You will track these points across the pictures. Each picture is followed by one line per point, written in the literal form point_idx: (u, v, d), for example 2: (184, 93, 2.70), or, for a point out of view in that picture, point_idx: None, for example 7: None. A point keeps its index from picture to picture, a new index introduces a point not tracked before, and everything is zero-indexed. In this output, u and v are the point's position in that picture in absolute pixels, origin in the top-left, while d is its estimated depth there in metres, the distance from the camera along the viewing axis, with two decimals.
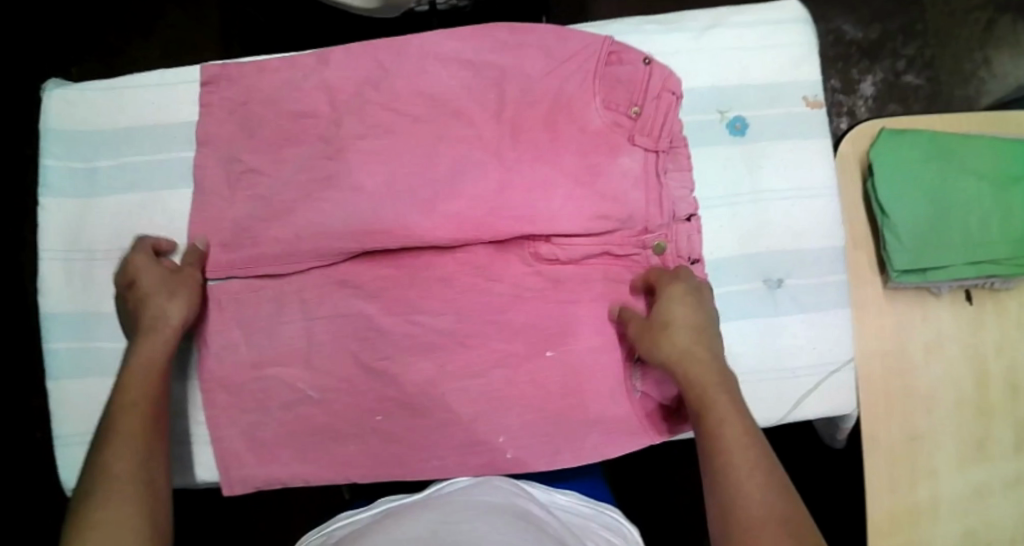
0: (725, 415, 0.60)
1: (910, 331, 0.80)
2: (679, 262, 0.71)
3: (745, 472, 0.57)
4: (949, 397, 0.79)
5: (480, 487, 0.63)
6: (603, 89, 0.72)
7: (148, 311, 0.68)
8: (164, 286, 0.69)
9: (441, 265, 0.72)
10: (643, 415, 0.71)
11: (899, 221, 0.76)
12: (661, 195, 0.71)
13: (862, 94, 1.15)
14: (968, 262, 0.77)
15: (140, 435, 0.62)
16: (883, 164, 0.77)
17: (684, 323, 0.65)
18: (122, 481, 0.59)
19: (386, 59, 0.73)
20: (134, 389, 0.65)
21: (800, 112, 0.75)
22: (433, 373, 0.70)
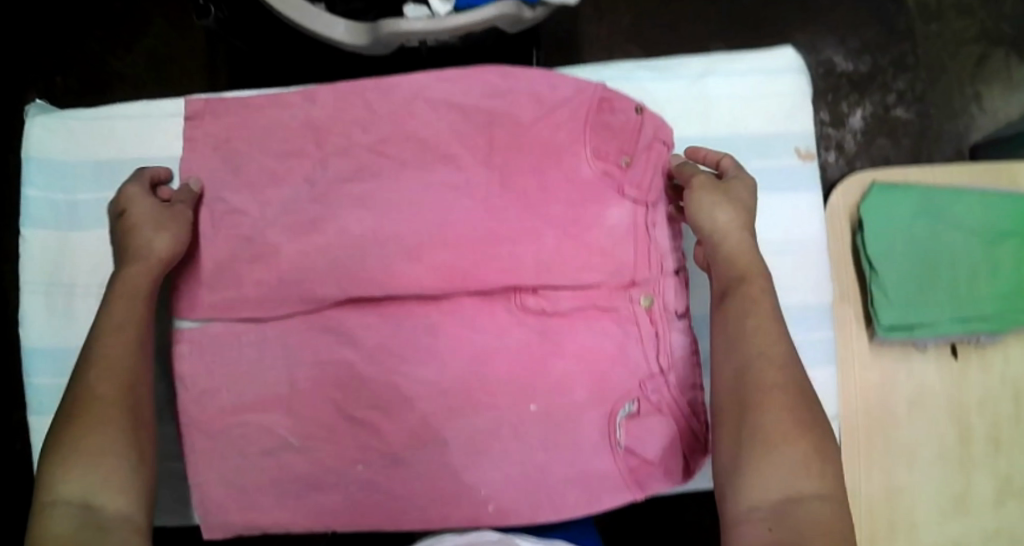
0: (758, 291, 0.61)
1: (894, 384, 0.81)
2: (665, 316, 0.72)
3: (774, 357, 0.58)
4: (929, 450, 0.80)
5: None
6: (593, 138, 0.71)
7: (135, 240, 0.67)
8: (153, 218, 0.68)
9: (425, 313, 0.71)
10: (625, 470, 0.70)
11: (887, 276, 0.77)
12: (649, 248, 0.71)
13: (851, 128, 1.13)
14: (954, 318, 0.77)
15: (123, 362, 0.62)
16: (872, 219, 0.78)
17: (743, 207, 0.65)
18: (105, 406, 0.59)
19: (375, 101, 0.72)
20: (119, 313, 0.64)
21: (791, 164, 0.74)
22: (415, 424, 0.70)
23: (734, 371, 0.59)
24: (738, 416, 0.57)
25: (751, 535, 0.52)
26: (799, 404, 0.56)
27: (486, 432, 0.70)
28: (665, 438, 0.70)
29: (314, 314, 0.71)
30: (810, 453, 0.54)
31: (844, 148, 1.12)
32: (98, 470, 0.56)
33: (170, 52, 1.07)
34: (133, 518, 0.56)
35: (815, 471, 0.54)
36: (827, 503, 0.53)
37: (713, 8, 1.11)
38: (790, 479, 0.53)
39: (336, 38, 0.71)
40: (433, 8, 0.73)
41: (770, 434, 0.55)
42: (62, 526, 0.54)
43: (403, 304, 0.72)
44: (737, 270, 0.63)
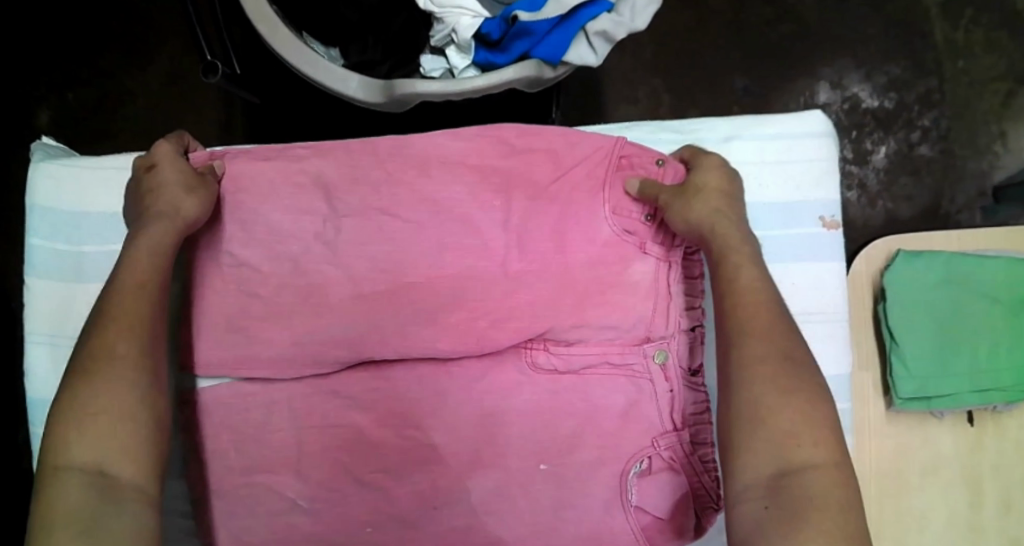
0: (750, 286, 0.57)
1: (909, 449, 0.79)
2: (681, 374, 0.68)
3: (758, 339, 0.54)
4: (941, 515, 0.79)
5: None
6: (613, 196, 0.68)
7: (161, 198, 0.63)
8: (184, 180, 0.64)
9: (435, 378, 0.71)
10: (637, 529, 0.65)
11: (907, 346, 0.76)
12: (669, 307, 0.68)
13: (874, 165, 1.10)
14: (973, 390, 0.75)
15: (139, 317, 0.56)
16: (893, 286, 0.77)
17: (720, 190, 0.64)
18: (122, 363, 0.53)
19: (393, 162, 0.71)
20: (145, 261, 0.59)
21: (816, 232, 0.73)
22: (426, 487, 0.68)
23: (721, 353, 0.56)
24: (727, 388, 0.53)
25: (748, 515, 0.48)
26: (784, 374, 0.52)
27: (497, 499, 0.67)
28: (678, 493, 0.65)
29: (329, 375, 0.71)
30: (796, 419, 0.50)
31: (866, 187, 1.10)
32: (115, 435, 0.51)
33: (180, 78, 1.05)
34: (148, 491, 0.50)
35: (808, 438, 0.50)
36: (824, 473, 0.49)
37: (732, 37, 1.10)
38: (782, 449, 0.49)
39: (348, 93, 0.69)
40: (450, 61, 0.73)
41: (755, 409, 0.51)
42: (72, 497, 0.48)
43: (412, 368, 0.72)
44: (716, 257, 0.60)
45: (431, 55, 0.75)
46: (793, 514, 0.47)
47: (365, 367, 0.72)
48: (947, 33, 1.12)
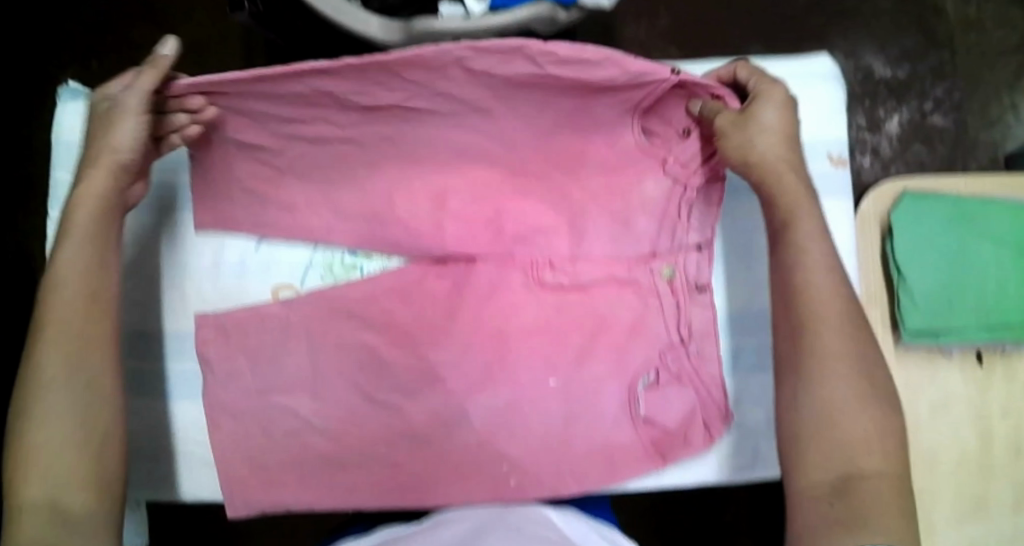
0: (809, 258, 0.59)
1: (919, 388, 0.81)
2: (687, 292, 0.71)
3: (831, 327, 0.57)
4: (952, 454, 0.82)
5: (467, 536, 0.58)
6: (643, 118, 0.66)
7: (87, 151, 0.61)
8: (98, 124, 0.61)
9: (448, 298, 0.73)
10: (647, 439, 0.70)
11: (914, 282, 0.77)
12: (674, 226, 0.71)
13: (887, 133, 1.11)
14: (980, 326, 0.78)
15: (73, 327, 0.58)
16: (901, 223, 0.78)
17: (780, 131, 0.61)
18: (55, 386, 0.56)
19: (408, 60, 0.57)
20: (71, 264, 0.59)
21: (824, 169, 0.75)
22: (441, 405, 0.71)
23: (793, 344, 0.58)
24: (799, 382, 0.57)
25: (813, 510, 0.53)
26: (864, 381, 0.56)
27: (507, 419, 0.70)
28: (686, 405, 0.70)
29: (341, 296, 0.72)
30: (870, 429, 0.55)
31: (880, 153, 1.11)
32: (56, 466, 0.54)
33: (213, 39, 1.10)
34: (102, 512, 0.54)
35: (877, 448, 0.54)
36: (890, 483, 0.53)
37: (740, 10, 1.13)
38: (851, 455, 0.54)
39: (368, 33, 0.73)
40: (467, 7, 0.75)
41: (832, 411, 0.55)
42: (32, 527, 0.52)
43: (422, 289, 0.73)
44: (782, 218, 0.61)
45: (450, 4, 0.76)
46: (857, 517, 0.51)
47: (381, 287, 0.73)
48: (959, 7, 1.14)
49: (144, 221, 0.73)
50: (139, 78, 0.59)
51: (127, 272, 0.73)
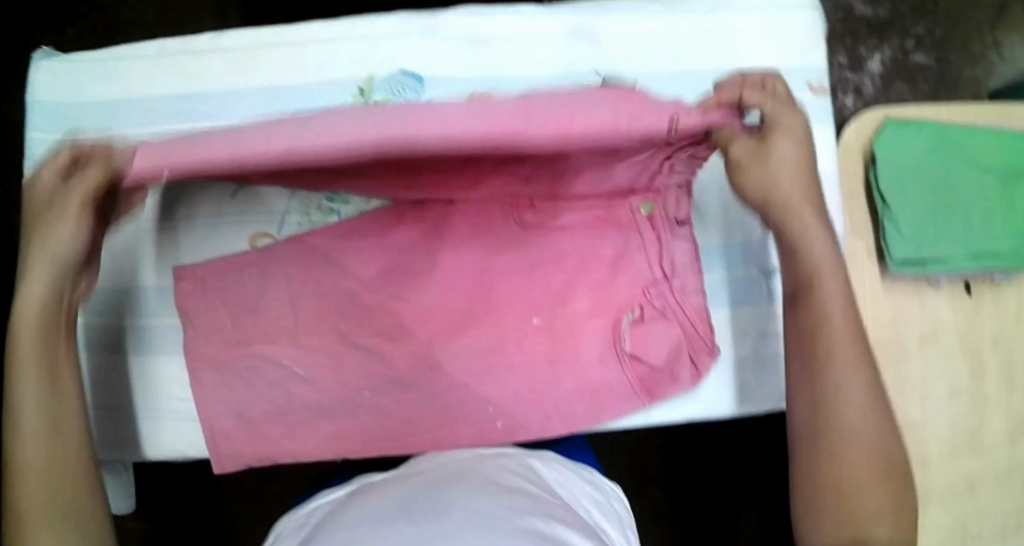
0: (817, 262, 0.61)
1: (908, 320, 0.80)
2: (667, 224, 0.70)
3: (853, 394, 0.60)
4: (942, 385, 0.81)
5: (448, 478, 0.58)
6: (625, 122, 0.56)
7: (38, 218, 0.58)
8: (50, 201, 0.57)
9: (422, 242, 0.70)
10: (632, 376, 0.69)
11: (900, 210, 0.76)
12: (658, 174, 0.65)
13: (869, 72, 1.10)
14: (968, 255, 0.77)
15: (38, 366, 0.59)
16: (886, 151, 0.77)
17: (794, 160, 0.60)
18: (27, 429, 0.58)
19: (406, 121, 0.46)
20: (27, 339, 0.59)
21: (804, 98, 0.74)
22: (424, 347, 0.69)
23: (810, 399, 0.61)
24: (809, 403, 0.61)
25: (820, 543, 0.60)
26: (880, 440, 0.60)
27: (491, 362, 0.69)
28: (671, 342, 0.69)
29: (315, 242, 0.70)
30: (885, 506, 0.59)
31: (863, 91, 1.10)
32: (37, 503, 0.57)
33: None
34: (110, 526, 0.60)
35: (890, 518, 0.59)
36: (890, 520, 0.59)
37: None
38: (859, 528, 0.59)
39: None
40: None
41: (852, 510, 0.59)
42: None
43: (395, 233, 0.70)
44: (805, 272, 0.62)
45: None
46: None
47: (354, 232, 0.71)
48: None
49: None
50: (88, 178, 0.55)
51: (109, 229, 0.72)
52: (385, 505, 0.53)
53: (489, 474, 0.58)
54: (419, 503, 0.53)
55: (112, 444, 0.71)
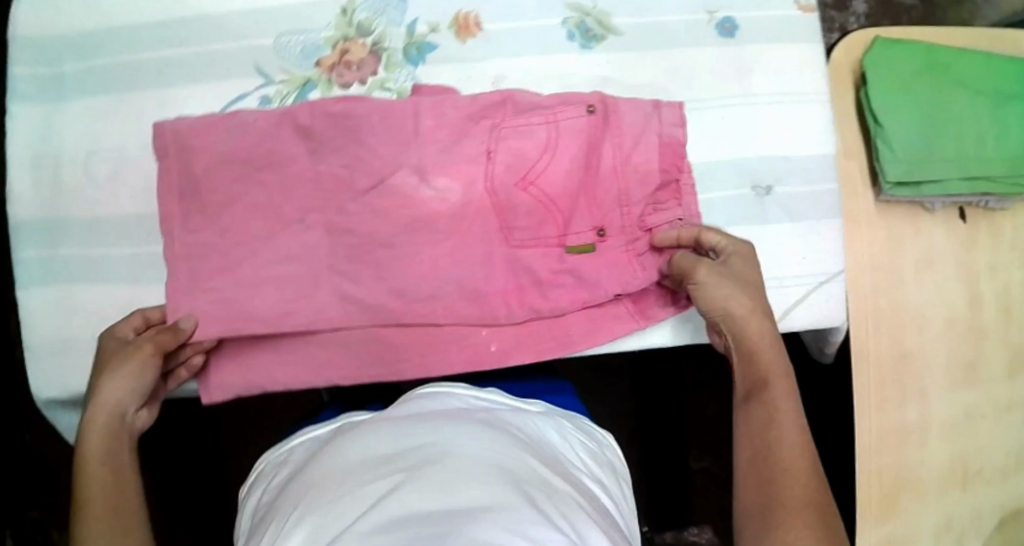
0: (756, 337, 0.59)
1: (905, 244, 0.79)
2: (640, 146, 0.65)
3: (794, 457, 0.53)
4: (939, 313, 0.79)
5: (438, 415, 0.55)
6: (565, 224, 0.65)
7: (105, 363, 0.61)
8: (118, 352, 0.61)
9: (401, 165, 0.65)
10: (626, 296, 0.67)
11: (891, 129, 0.75)
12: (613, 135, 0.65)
13: (854, 11, 1.09)
14: (962, 177, 0.76)
15: (116, 467, 0.58)
16: (876, 72, 0.76)
17: (748, 282, 0.60)
18: (100, 520, 0.55)
19: (408, 272, 0.65)
20: (94, 441, 0.58)
21: (791, 15, 0.72)
22: (411, 270, 0.65)
23: (751, 454, 0.54)
24: (753, 451, 0.54)
25: None
26: (822, 510, 0.51)
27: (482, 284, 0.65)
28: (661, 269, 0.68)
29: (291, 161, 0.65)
30: None
31: (848, 30, 1.08)
32: None
33: None
34: None
35: None
36: None
37: None
38: None
39: None
40: None
41: None
42: None
43: (370, 149, 0.65)
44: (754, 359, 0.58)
45: None
46: None
47: (329, 154, 0.65)
48: None
49: (101, 104, 0.69)
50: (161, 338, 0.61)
51: (92, 160, 0.69)
52: (376, 447, 0.51)
53: (481, 416, 0.56)
54: (413, 449, 0.50)
55: None
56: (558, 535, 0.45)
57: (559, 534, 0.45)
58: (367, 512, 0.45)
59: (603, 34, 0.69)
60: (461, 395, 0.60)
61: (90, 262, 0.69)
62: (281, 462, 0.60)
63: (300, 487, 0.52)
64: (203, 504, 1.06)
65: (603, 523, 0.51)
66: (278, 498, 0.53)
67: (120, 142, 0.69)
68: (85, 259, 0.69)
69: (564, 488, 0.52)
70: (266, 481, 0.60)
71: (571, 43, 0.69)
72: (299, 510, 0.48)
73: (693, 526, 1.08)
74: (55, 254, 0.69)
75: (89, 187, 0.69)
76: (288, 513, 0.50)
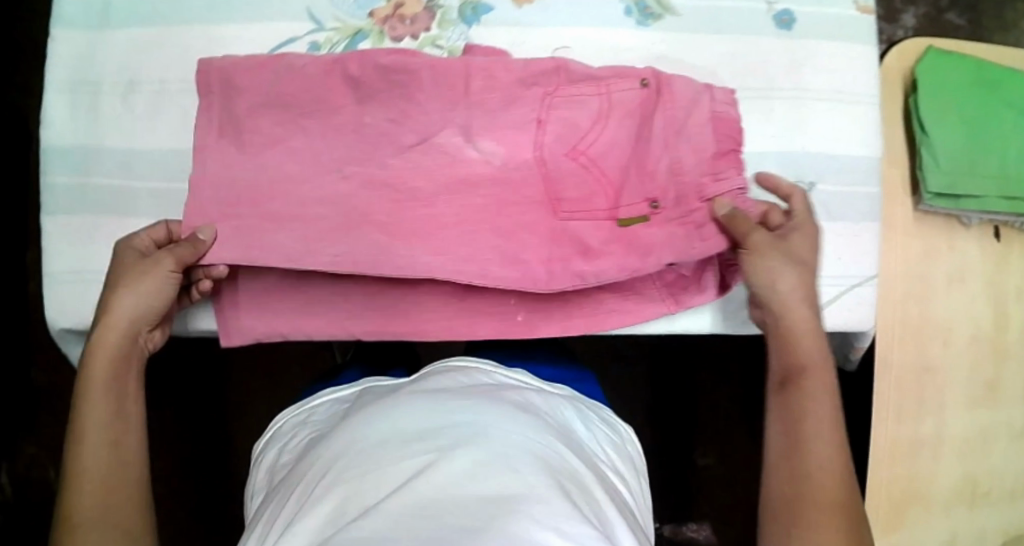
0: (797, 321, 0.59)
1: (937, 256, 0.78)
2: (704, 113, 0.62)
3: (823, 444, 0.55)
4: (965, 328, 0.78)
5: (469, 393, 0.54)
6: (617, 195, 0.62)
7: (120, 273, 0.61)
8: (134, 263, 0.61)
9: (446, 122, 0.63)
10: (665, 278, 0.67)
11: (936, 139, 0.74)
12: (673, 104, 0.62)
13: (903, 24, 1.08)
14: (1001, 196, 0.75)
15: (121, 380, 0.58)
16: (927, 81, 0.76)
17: (800, 261, 0.61)
18: (102, 433, 0.56)
19: (445, 232, 0.63)
20: (104, 352, 0.58)
21: (848, 14, 0.71)
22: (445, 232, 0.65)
23: (783, 436, 0.56)
24: (785, 435, 0.56)
25: None
26: (845, 499, 0.53)
27: None
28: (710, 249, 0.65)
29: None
30: None
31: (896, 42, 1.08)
32: (111, 506, 0.53)
33: None
34: None
35: None
36: None
37: None
38: None
39: None
40: None
41: None
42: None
43: (418, 107, 0.63)
44: (791, 333, 0.59)
45: None
46: None
47: (374, 106, 0.63)
48: None
49: (148, 35, 0.68)
50: (177, 249, 0.60)
51: (133, 90, 0.68)
52: (407, 423, 0.50)
53: (512, 398, 0.55)
54: (447, 428, 0.49)
55: None
56: (590, 529, 0.44)
57: (590, 528, 0.44)
58: (398, 491, 0.44)
59: (661, 13, 0.69)
60: (491, 372, 0.60)
61: (119, 194, 0.68)
62: (300, 421, 0.60)
63: (327, 454, 0.51)
64: (202, 457, 1.06)
65: (629, 521, 0.51)
66: (301, 463, 0.52)
67: (162, 76, 0.68)
68: (115, 189, 0.68)
69: (594, 482, 0.51)
70: (283, 440, 0.59)
71: (628, 18, 0.69)
72: (328, 479, 0.48)
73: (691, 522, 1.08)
74: (84, 181, 0.68)
75: (127, 117, 0.68)
76: (313, 483, 0.48)
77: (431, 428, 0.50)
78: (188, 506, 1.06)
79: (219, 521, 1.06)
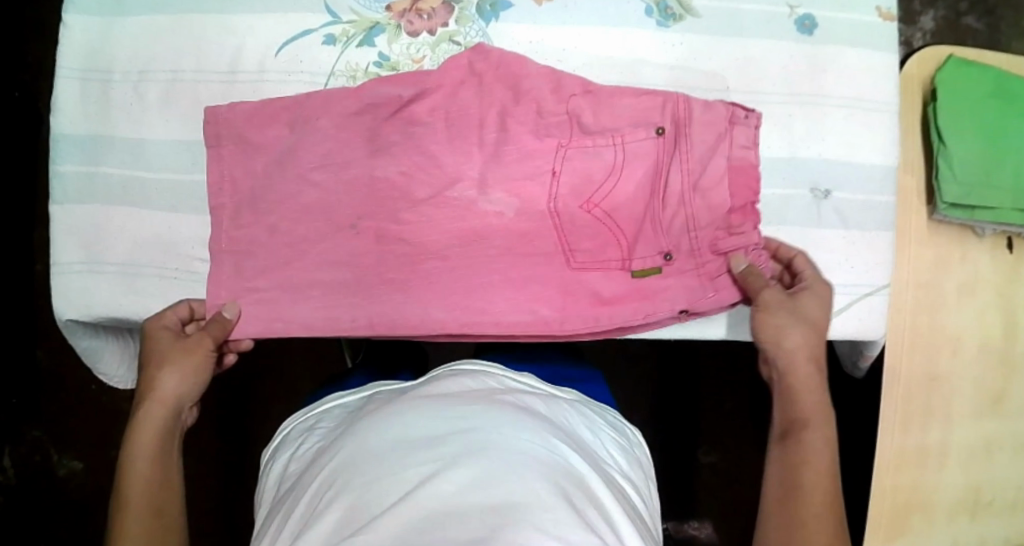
0: (802, 376, 0.61)
1: (949, 266, 0.78)
2: (719, 160, 0.64)
3: (819, 502, 0.57)
4: (974, 338, 0.78)
5: (475, 398, 0.54)
6: (630, 244, 0.65)
7: (159, 351, 0.62)
8: (173, 341, 0.62)
9: (465, 132, 0.65)
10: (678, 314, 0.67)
11: (954, 149, 0.74)
12: (687, 158, 0.64)
13: (921, 27, 1.07)
14: (1016, 207, 0.75)
15: (164, 459, 0.59)
16: (946, 89, 0.75)
17: (814, 327, 0.62)
18: (144, 512, 0.57)
19: (460, 238, 0.66)
20: (149, 430, 0.59)
21: (870, 20, 0.70)
22: (458, 235, 0.65)
23: (782, 489, 0.58)
24: (783, 490, 0.58)
25: None
26: None
27: (527, 250, 0.65)
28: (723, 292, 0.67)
29: (352, 103, 0.65)
30: None
31: (913, 46, 1.07)
32: None
33: None
34: None
35: None
36: None
37: None
38: None
39: None
40: None
41: None
42: None
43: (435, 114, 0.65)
44: (794, 389, 0.60)
45: None
46: None
47: (391, 109, 0.65)
48: None
49: (161, 23, 0.67)
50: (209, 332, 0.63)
51: (145, 80, 0.67)
52: (413, 430, 0.50)
53: (516, 401, 0.55)
54: (453, 435, 0.49)
55: (124, 304, 0.67)
56: (594, 537, 0.44)
57: (594, 536, 0.44)
58: (402, 502, 0.44)
59: (683, 13, 0.68)
60: (499, 375, 0.60)
61: (130, 185, 0.67)
62: (307, 428, 0.60)
63: (331, 463, 0.50)
64: (207, 444, 1.06)
65: (636, 524, 0.50)
66: (308, 472, 0.52)
67: (174, 65, 0.67)
68: (126, 179, 0.67)
69: (600, 485, 0.50)
70: (290, 448, 0.59)
71: (649, 18, 0.68)
72: (333, 489, 0.48)
73: (694, 519, 1.09)
74: (93, 171, 0.67)
75: (139, 106, 0.67)
76: (320, 492, 0.49)
77: (438, 435, 0.49)
78: (192, 491, 1.06)
79: (223, 508, 1.06)
